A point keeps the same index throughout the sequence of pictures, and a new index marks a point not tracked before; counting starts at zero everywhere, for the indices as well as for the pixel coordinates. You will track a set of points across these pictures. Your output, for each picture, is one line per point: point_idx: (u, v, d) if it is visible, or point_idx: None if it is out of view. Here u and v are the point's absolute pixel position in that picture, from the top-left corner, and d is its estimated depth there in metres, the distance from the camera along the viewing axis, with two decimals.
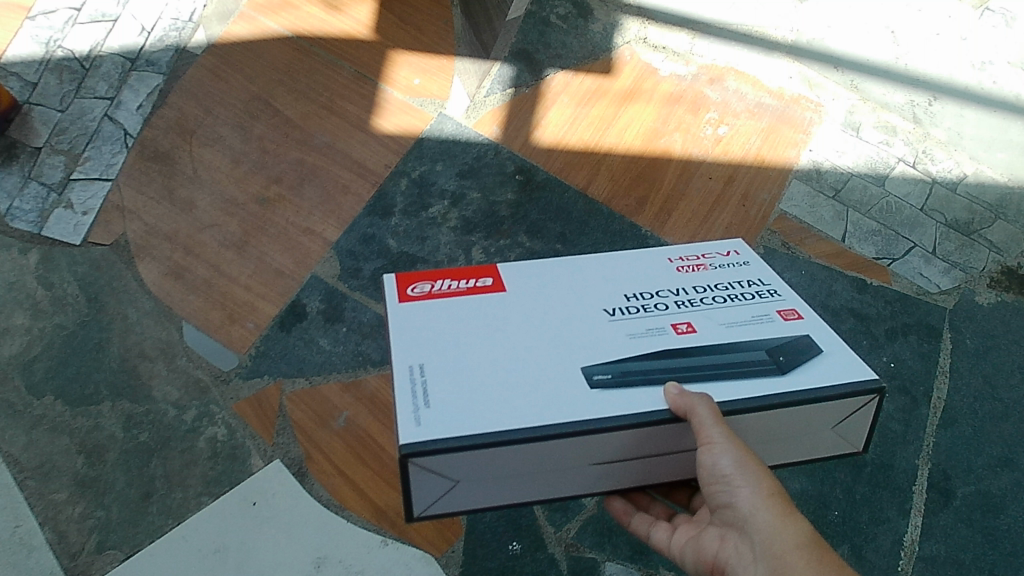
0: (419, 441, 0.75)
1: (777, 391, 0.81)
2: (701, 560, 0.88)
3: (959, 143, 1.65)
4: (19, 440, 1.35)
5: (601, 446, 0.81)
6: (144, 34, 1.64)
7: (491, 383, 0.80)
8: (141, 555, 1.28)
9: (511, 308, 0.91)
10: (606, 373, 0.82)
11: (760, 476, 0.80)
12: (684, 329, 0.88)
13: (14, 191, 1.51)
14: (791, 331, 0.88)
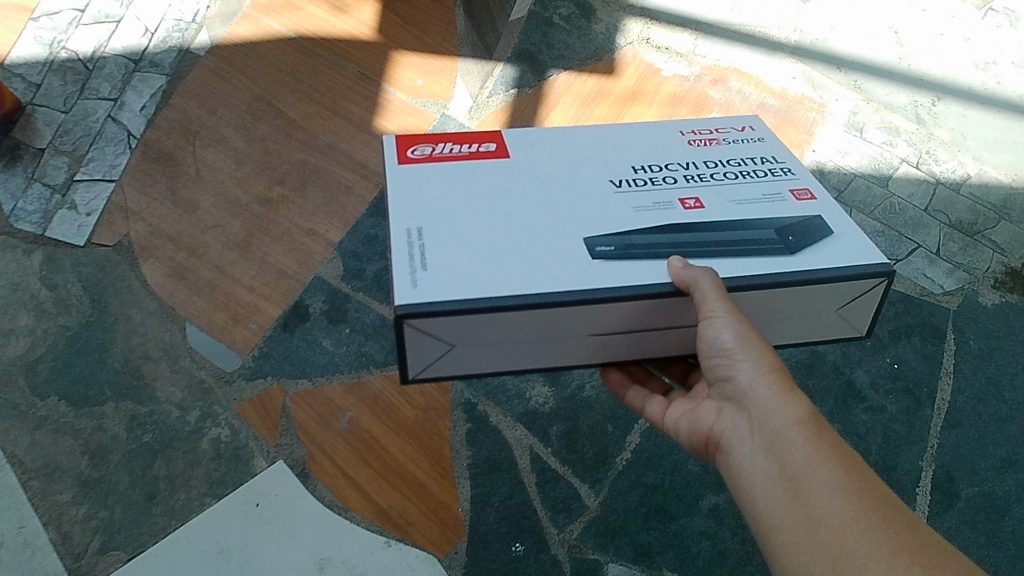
0: (415, 301, 0.75)
1: (783, 268, 0.80)
2: (695, 433, 0.88)
3: (962, 144, 1.65)
4: (22, 441, 1.35)
5: (601, 317, 0.81)
6: (147, 35, 1.64)
7: (494, 252, 0.80)
8: (145, 556, 1.29)
9: (515, 178, 0.90)
10: (608, 245, 0.81)
11: (760, 352, 0.79)
12: (692, 205, 0.87)
13: (18, 192, 1.51)
14: (802, 211, 0.86)
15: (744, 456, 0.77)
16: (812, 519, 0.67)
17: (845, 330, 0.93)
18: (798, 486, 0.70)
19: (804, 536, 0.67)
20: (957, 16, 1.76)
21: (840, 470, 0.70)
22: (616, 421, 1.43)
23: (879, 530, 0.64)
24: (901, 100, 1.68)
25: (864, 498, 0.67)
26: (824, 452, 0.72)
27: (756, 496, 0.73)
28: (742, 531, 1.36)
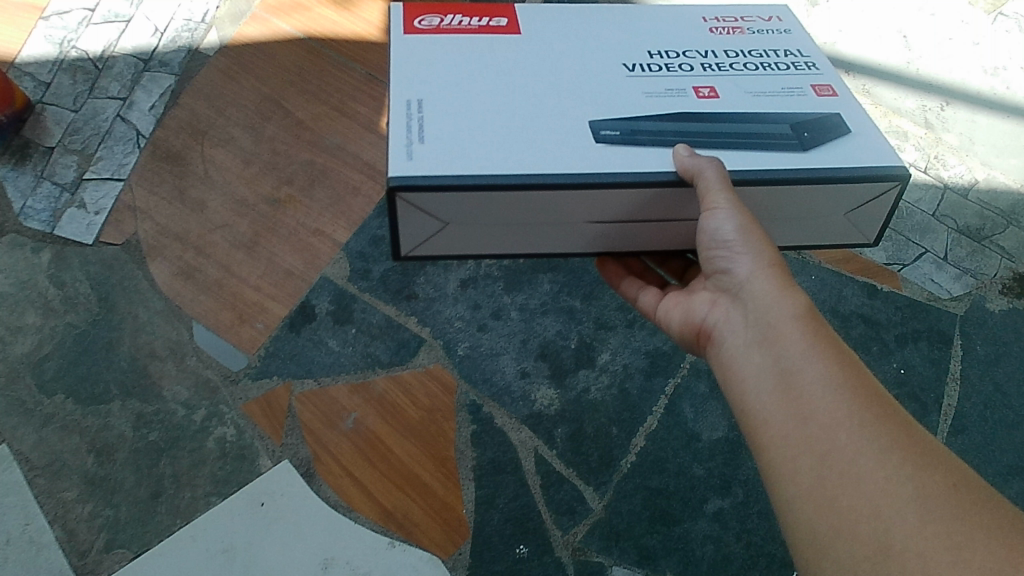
0: (410, 174, 0.77)
1: (790, 164, 0.81)
2: (689, 323, 0.92)
3: (970, 149, 1.64)
4: (29, 438, 1.36)
5: (600, 205, 0.83)
6: (157, 35, 1.65)
7: (503, 132, 0.81)
8: (150, 554, 1.29)
9: (526, 57, 0.91)
10: (614, 131, 0.83)
11: (762, 247, 0.83)
12: (706, 94, 0.89)
13: (27, 190, 1.52)
14: (820, 107, 0.87)
15: (739, 350, 0.81)
16: (802, 412, 0.71)
17: (852, 235, 0.95)
18: (791, 380, 0.74)
19: (795, 428, 0.71)
20: (966, 21, 1.76)
21: (834, 365, 0.73)
22: (622, 424, 1.42)
23: (871, 426, 0.67)
24: (909, 105, 1.67)
25: (858, 395, 0.70)
26: (819, 349, 0.75)
27: (750, 386, 0.77)
28: (746, 536, 1.36)
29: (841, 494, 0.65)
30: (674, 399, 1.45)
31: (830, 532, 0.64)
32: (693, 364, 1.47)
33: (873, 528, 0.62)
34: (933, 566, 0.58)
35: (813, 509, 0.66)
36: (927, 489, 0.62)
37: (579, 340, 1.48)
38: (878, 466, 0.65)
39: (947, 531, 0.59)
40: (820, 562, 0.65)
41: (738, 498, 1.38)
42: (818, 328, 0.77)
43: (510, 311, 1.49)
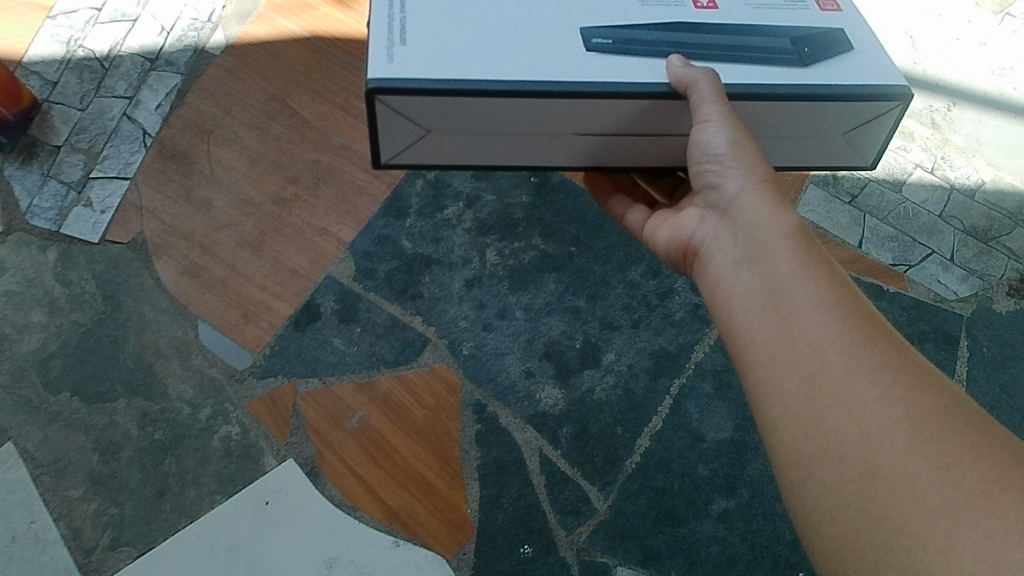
0: (390, 76, 0.79)
1: (790, 78, 0.85)
2: (676, 241, 0.97)
3: (977, 150, 1.64)
4: (35, 436, 1.37)
5: (581, 116, 0.86)
6: (163, 35, 1.65)
7: (487, 36, 0.82)
8: (155, 552, 1.30)
9: None
10: (605, 39, 0.84)
11: (753, 161, 0.87)
12: (706, 4, 0.90)
13: (34, 189, 1.52)
14: (824, 23, 0.89)
15: (729, 271, 0.85)
16: (792, 333, 0.74)
17: (848, 157, 0.99)
18: (782, 301, 0.77)
19: (784, 348, 0.74)
20: (972, 21, 1.75)
21: (825, 287, 0.76)
22: (626, 425, 1.42)
23: (862, 347, 0.71)
24: (916, 105, 1.66)
25: (850, 316, 0.73)
26: (812, 272, 0.78)
27: (738, 303, 0.81)
28: (751, 537, 1.36)
29: (829, 416, 0.68)
30: (679, 399, 1.44)
31: (817, 454, 0.68)
32: (698, 364, 1.46)
33: (861, 451, 0.65)
34: (919, 488, 0.61)
35: (799, 430, 0.70)
36: (917, 414, 0.65)
37: (584, 340, 1.47)
38: (870, 389, 0.68)
39: (935, 454, 0.63)
40: (805, 483, 0.68)
41: (743, 498, 1.38)
42: (810, 251, 0.80)
43: (515, 311, 1.48)
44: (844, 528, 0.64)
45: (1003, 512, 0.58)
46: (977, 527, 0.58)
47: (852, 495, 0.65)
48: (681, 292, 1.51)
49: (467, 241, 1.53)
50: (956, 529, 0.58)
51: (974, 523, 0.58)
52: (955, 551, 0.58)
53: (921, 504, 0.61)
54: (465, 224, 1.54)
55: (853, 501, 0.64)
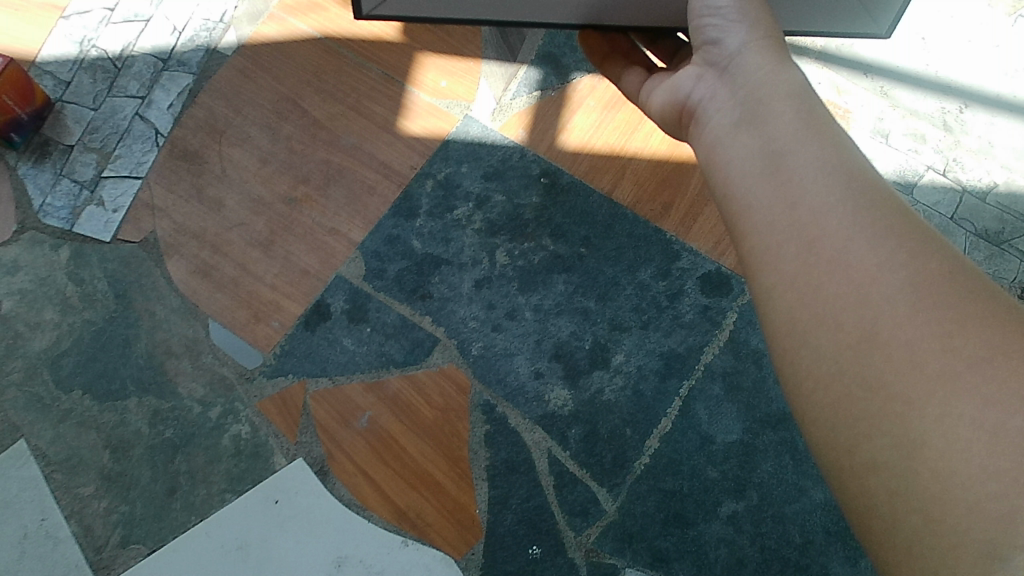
0: None
1: None
2: (672, 102, 0.95)
3: (990, 152, 1.62)
4: (47, 434, 1.38)
5: None
6: (176, 35, 1.64)
7: None
8: (165, 549, 1.32)
9: None
10: None
11: (757, 18, 0.84)
12: None
13: (47, 187, 1.53)
14: None
15: (727, 139, 0.80)
16: (790, 195, 0.70)
17: (864, 22, 0.93)
18: (781, 163, 0.72)
19: (781, 212, 0.70)
20: (985, 22, 1.72)
21: (828, 148, 0.71)
22: (636, 426, 1.42)
23: (864, 209, 0.66)
24: (929, 107, 1.65)
25: (853, 176, 0.68)
26: (815, 133, 0.73)
27: (734, 165, 0.77)
28: (760, 539, 1.36)
29: (827, 279, 0.64)
30: (689, 400, 1.43)
31: (811, 321, 0.64)
32: (708, 366, 1.45)
33: (860, 318, 0.61)
34: (920, 355, 0.57)
35: (793, 295, 0.66)
36: (921, 277, 0.61)
37: (594, 341, 1.47)
38: (872, 253, 0.63)
39: (937, 320, 0.58)
40: (798, 352, 0.64)
41: (753, 501, 1.38)
42: (813, 113, 0.75)
43: (525, 312, 1.48)
44: (836, 397, 0.61)
45: (1005, 378, 0.54)
46: (977, 393, 0.54)
47: (848, 364, 0.60)
48: (691, 293, 1.50)
49: (477, 241, 1.52)
50: (956, 397, 0.55)
51: (975, 390, 0.55)
52: (952, 419, 0.54)
53: (920, 372, 0.57)
54: (475, 224, 1.54)
55: (848, 370, 0.60)
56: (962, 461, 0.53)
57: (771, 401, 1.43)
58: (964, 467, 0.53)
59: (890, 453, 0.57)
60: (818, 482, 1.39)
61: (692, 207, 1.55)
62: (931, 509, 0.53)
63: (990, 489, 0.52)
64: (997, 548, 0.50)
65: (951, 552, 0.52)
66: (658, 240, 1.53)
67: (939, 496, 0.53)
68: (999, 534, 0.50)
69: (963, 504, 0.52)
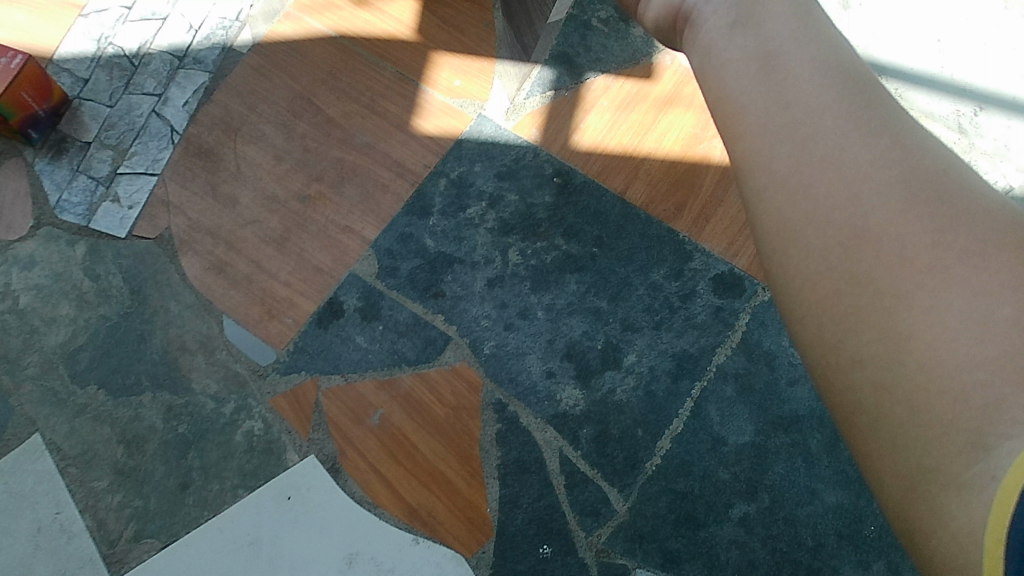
0: None
1: None
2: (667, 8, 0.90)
3: (1005, 156, 1.61)
4: (62, 428, 1.39)
5: None
6: (192, 33, 1.65)
7: None
8: (178, 544, 1.33)
9: None
10: None
11: None
12: None
13: (63, 183, 1.54)
14: None
15: (721, 43, 0.74)
16: (780, 92, 0.65)
17: None
18: (774, 62, 0.67)
19: (771, 111, 0.64)
20: (1001, 24, 1.71)
21: (823, 45, 0.66)
22: (647, 426, 1.41)
23: (857, 104, 0.61)
24: (944, 109, 1.64)
25: (847, 68, 0.63)
26: (811, 31, 0.67)
27: (726, 67, 0.71)
28: (771, 541, 1.36)
29: (818, 176, 0.59)
30: (701, 401, 1.43)
31: (801, 221, 0.59)
32: (720, 367, 1.45)
33: (850, 213, 0.56)
34: (910, 249, 0.53)
35: (778, 193, 0.61)
36: (914, 170, 0.56)
37: (605, 341, 1.47)
38: (865, 150, 0.58)
39: (931, 213, 0.54)
40: (785, 251, 0.59)
41: (764, 503, 1.38)
42: (804, 3, 0.70)
43: (537, 311, 1.48)
44: (822, 294, 0.55)
45: (999, 269, 0.50)
46: (968, 286, 0.50)
47: (838, 261, 0.55)
48: (704, 294, 1.49)
49: (490, 241, 1.53)
50: (945, 289, 0.50)
51: (967, 281, 0.50)
52: (939, 312, 0.50)
53: (910, 266, 0.52)
54: (488, 223, 1.54)
55: (836, 265, 0.55)
56: (948, 352, 0.48)
57: (783, 402, 1.43)
58: (951, 360, 0.48)
59: (876, 348, 0.51)
60: (830, 484, 1.38)
61: (706, 208, 1.55)
62: (914, 399, 0.49)
63: (978, 378, 0.47)
64: (982, 438, 0.45)
65: (935, 442, 0.47)
66: (671, 240, 1.53)
67: (924, 386, 0.48)
68: (984, 422, 0.45)
69: (949, 393, 0.47)
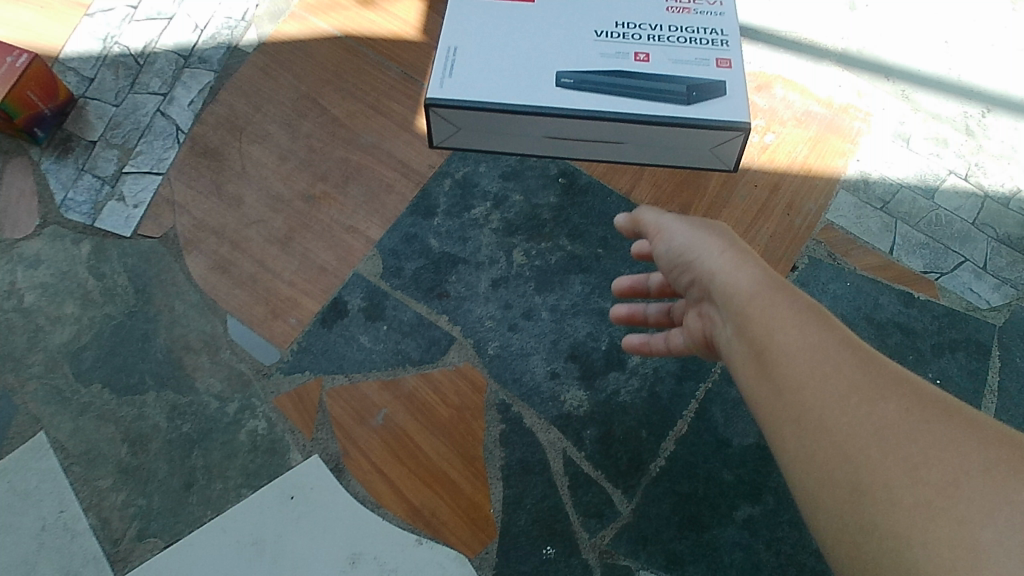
0: (443, 96, 1.34)
1: (673, 111, 1.33)
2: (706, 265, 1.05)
3: (1013, 157, 1.60)
4: (66, 426, 1.39)
5: (546, 125, 1.38)
6: (198, 32, 1.66)
7: (499, 67, 1.35)
8: (181, 543, 1.33)
9: (529, 19, 1.40)
10: (569, 79, 1.34)
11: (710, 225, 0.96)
12: (642, 58, 1.36)
13: (69, 182, 1.54)
14: (713, 76, 1.35)
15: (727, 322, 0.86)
16: (770, 364, 0.75)
17: (714, 163, 1.49)
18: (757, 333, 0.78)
19: (769, 381, 0.75)
20: (1009, 26, 1.70)
21: (793, 306, 0.78)
22: (651, 427, 1.41)
23: (829, 364, 0.71)
24: (951, 111, 1.64)
25: (822, 333, 0.74)
26: (780, 293, 0.80)
27: (730, 344, 0.84)
28: (776, 544, 1.35)
29: (818, 441, 0.68)
30: (705, 403, 1.43)
31: (815, 487, 0.67)
32: (724, 368, 1.45)
33: (849, 473, 0.64)
34: (897, 494, 0.61)
35: (796, 462, 0.70)
36: (889, 427, 0.64)
37: (609, 342, 1.46)
38: (843, 409, 0.67)
39: (908, 457, 0.62)
40: (814, 516, 0.67)
41: (769, 505, 1.37)
42: (771, 279, 0.83)
43: (541, 312, 1.48)
44: (846, 549, 0.63)
45: (971, 497, 0.58)
46: (950, 518, 0.57)
47: (848, 517, 0.63)
48: None
49: (494, 241, 1.52)
50: (933, 527, 0.58)
51: (950, 516, 0.57)
52: (930, 545, 0.57)
53: (900, 508, 0.60)
54: (492, 223, 1.54)
55: (850, 525, 0.63)
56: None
57: None
58: None
59: None
60: None
61: (711, 209, 1.55)
62: None
63: None
64: None
65: None
66: None
67: None
68: None
69: None
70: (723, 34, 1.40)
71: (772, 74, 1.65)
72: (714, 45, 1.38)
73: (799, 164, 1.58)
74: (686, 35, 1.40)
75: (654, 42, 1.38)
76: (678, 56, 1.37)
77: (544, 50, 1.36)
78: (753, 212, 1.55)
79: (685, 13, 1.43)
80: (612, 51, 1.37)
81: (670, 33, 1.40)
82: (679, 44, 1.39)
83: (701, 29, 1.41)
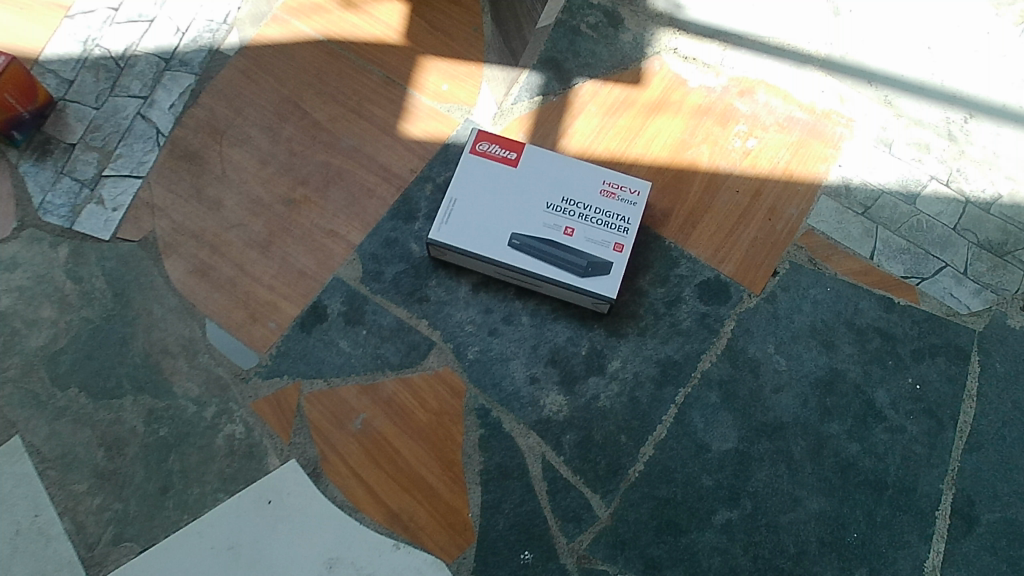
0: (434, 237, 1.42)
1: (565, 279, 1.40)
2: None
3: (993, 163, 1.61)
4: (42, 430, 1.39)
5: (494, 271, 1.46)
6: (178, 35, 1.65)
7: (469, 221, 1.43)
8: (157, 548, 1.33)
9: (511, 184, 1.46)
10: (515, 241, 1.42)
11: None
12: (567, 232, 1.42)
13: (47, 185, 1.54)
14: (608, 258, 1.41)
15: None
16: None
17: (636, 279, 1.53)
18: None
19: None
20: (991, 32, 1.71)
21: None
22: (631, 432, 1.42)
23: None
24: (933, 116, 1.64)
25: None
26: None
27: None
28: (754, 548, 1.36)
29: None
30: (684, 408, 1.43)
31: None
32: (704, 374, 1.45)
33: None
34: None
35: None
36: None
37: (589, 347, 1.46)
38: None
39: None
40: None
41: (746, 510, 1.38)
42: None
43: (521, 317, 1.48)
44: None
45: None
46: None
47: None
48: (690, 300, 1.50)
49: None
50: None
51: None
52: None
53: None
54: None
55: None
56: None
57: (767, 409, 1.44)
58: None
59: None
60: (813, 491, 1.40)
61: (692, 214, 1.56)
62: None
63: None
64: None
65: None
66: (657, 247, 1.53)
67: None
68: None
69: None
70: (626, 222, 1.44)
71: (755, 78, 1.66)
72: (620, 230, 1.43)
73: (780, 170, 1.59)
74: (603, 218, 1.44)
75: (578, 218, 1.44)
76: (592, 235, 1.42)
77: (501, 207, 1.44)
78: (735, 216, 1.56)
79: (609, 198, 1.46)
80: (550, 223, 1.43)
81: (593, 210, 1.45)
82: (595, 223, 1.43)
83: (613, 215, 1.44)
